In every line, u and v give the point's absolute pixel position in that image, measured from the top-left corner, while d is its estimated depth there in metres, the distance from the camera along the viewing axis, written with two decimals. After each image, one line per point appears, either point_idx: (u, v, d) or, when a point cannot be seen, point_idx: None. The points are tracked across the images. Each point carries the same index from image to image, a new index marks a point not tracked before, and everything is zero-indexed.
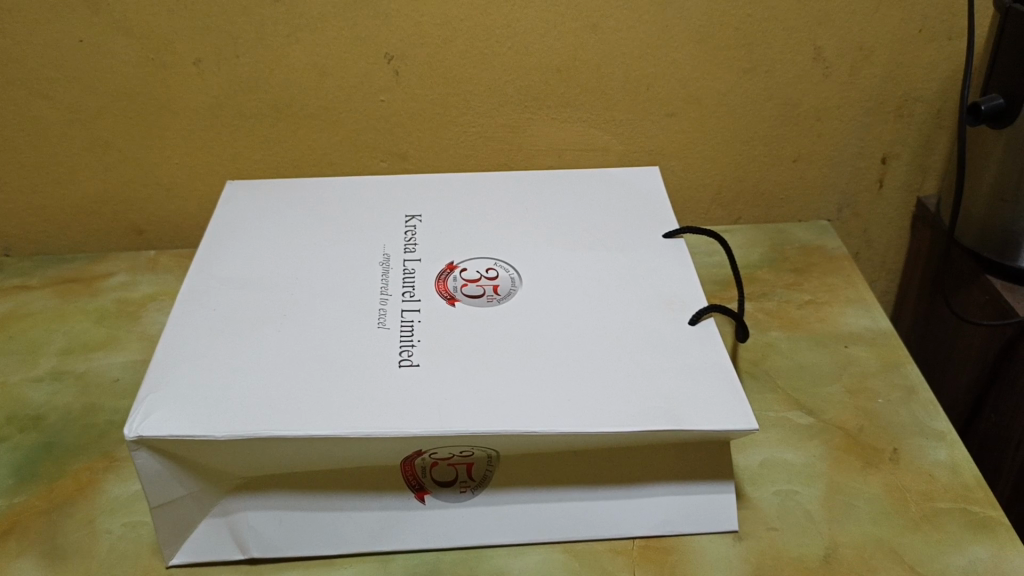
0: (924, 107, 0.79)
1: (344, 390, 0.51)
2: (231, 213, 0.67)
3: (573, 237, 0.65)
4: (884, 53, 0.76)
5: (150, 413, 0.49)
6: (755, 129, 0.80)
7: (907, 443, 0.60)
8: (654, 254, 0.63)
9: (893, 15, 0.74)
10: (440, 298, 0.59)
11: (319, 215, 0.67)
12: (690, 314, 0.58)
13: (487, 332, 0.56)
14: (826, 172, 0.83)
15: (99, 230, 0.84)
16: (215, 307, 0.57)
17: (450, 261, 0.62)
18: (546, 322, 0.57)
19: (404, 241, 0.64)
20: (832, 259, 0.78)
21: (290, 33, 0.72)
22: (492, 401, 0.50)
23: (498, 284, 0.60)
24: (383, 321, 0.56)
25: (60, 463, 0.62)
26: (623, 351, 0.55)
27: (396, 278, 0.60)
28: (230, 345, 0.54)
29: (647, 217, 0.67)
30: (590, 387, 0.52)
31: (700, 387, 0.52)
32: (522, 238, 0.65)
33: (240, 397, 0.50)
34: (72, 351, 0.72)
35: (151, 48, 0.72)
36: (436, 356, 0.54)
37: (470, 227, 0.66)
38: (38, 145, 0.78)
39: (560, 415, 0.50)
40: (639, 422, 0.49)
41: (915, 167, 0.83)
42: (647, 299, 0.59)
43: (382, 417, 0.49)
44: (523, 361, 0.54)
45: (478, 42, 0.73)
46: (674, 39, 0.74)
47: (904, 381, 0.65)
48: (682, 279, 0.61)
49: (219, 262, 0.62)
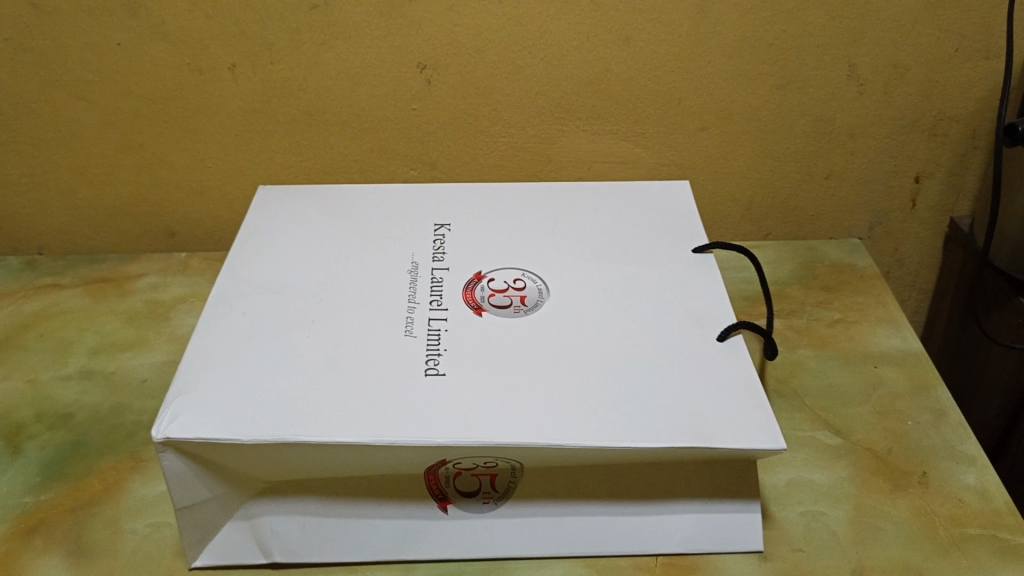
0: (959, 126, 0.78)
1: (370, 397, 0.51)
2: (262, 219, 0.68)
3: (602, 250, 0.65)
4: (920, 71, 0.75)
5: (178, 415, 0.49)
6: (786, 145, 0.79)
7: (937, 466, 0.59)
8: (682, 269, 0.63)
9: (930, 33, 0.73)
10: (467, 308, 0.59)
11: (348, 222, 0.68)
12: (718, 330, 0.57)
13: (513, 343, 0.56)
14: (858, 189, 0.82)
15: (131, 231, 0.85)
16: (244, 312, 0.58)
17: (477, 271, 0.62)
18: (573, 334, 0.57)
19: (433, 250, 0.65)
20: (862, 277, 0.77)
21: (324, 41, 0.73)
22: (516, 413, 0.50)
23: (525, 295, 0.60)
24: (410, 330, 0.56)
25: (87, 462, 0.62)
26: (650, 365, 0.54)
27: (424, 287, 0.60)
28: (258, 350, 0.55)
29: (676, 231, 0.67)
30: (615, 401, 0.52)
31: (726, 405, 0.52)
32: (550, 249, 0.65)
33: (267, 401, 0.51)
34: (102, 351, 0.73)
35: (188, 54, 0.73)
36: (462, 366, 0.54)
37: (499, 237, 0.66)
38: (74, 147, 0.79)
39: (586, 429, 0.50)
40: (664, 438, 0.49)
41: (948, 187, 0.82)
42: (675, 314, 0.59)
43: (407, 425, 0.49)
44: (549, 373, 0.53)
45: (510, 53, 0.73)
46: (707, 53, 0.73)
47: (934, 403, 0.64)
48: (710, 294, 0.60)
49: (249, 267, 0.62)
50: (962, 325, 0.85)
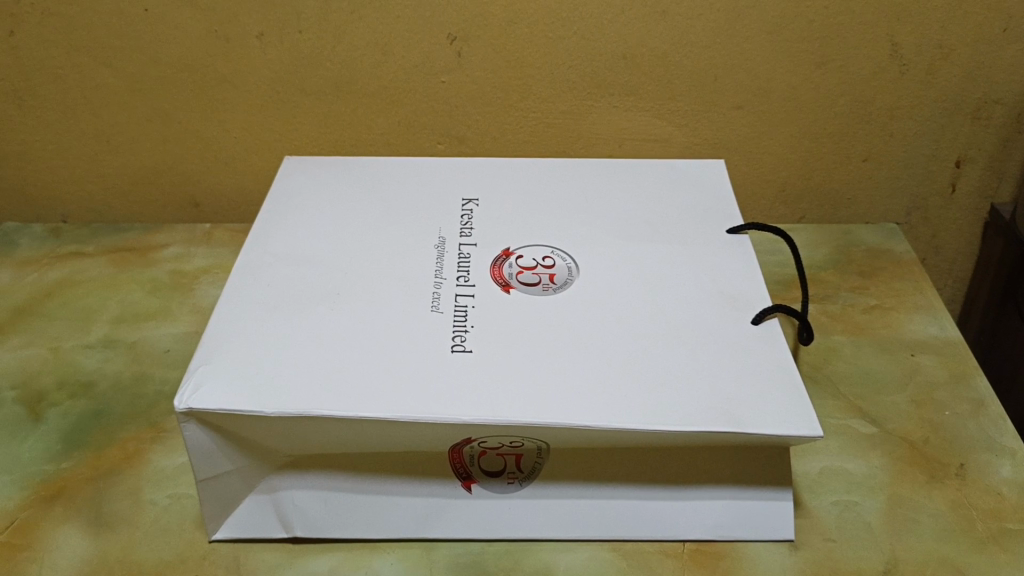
0: (1004, 109, 0.76)
1: (396, 372, 0.50)
2: (287, 190, 0.67)
3: (633, 229, 0.63)
4: (966, 51, 0.72)
5: (200, 385, 0.49)
6: (823, 125, 0.77)
7: (975, 458, 0.58)
8: (717, 249, 0.61)
9: (978, 13, 0.70)
10: (495, 285, 0.57)
11: (374, 195, 0.67)
12: (753, 313, 0.56)
13: (542, 321, 0.54)
14: (897, 173, 0.80)
15: (155, 201, 0.84)
16: (268, 284, 0.57)
17: (506, 248, 0.61)
18: (604, 314, 0.55)
19: (461, 225, 0.63)
20: (900, 263, 0.75)
21: (353, 10, 0.71)
22: (544, 393, 0.49)
23: (554, 273, 0.59)
24: (436, 305, 0.55)
25: (109, 431, 0.62)
26: (682, 348, 0.53)
27: (451, 263, 0.59)
28: (282, 322, 0.54)
29: (711, 210, 0.65)
30: (647, 384, 0.50)
31: (760, 390, 0.50)
32: (581, 226, 0.63)
33: (292, 374, 0.50)
34: (125, 320, 0.72)
35: (216, 21, 0.72)
36: (490, 343, 0.52)
37: (530, 214, 0.65)
38: (100, 113, 0.78)
39: (616, 410, 0.48)
40: (697, 422, 0.48)
41: (990, 173, 0.80)
42: (709, 296, 0.57)
43: (433, 401, 0.48)
44: (579, 352, 0.52)
45: (543, 25, 0.72)
46: (746, 29, 0.71)
47: (973, 394, 0.62)
48: (746, 277, 0.59)
49: (275, 237, 0.61)
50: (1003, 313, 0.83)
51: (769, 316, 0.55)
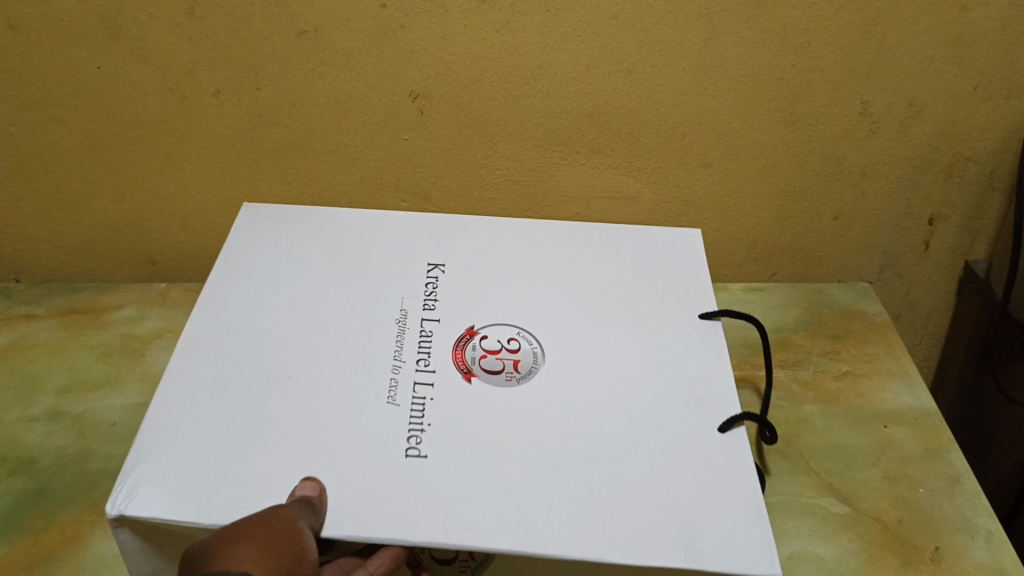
0: (977, 167, 0.74)
1: (351, 484, 0.48)
2: (245, 246, 0.64)
3: (595, 310, 0.61)
4: (937, 109, 0.71)
5: (135, 489, 0.47)
6: (794, 183, 0.76)
7: (950, 541, 0.56)
8: (681, 342, 0.59)
9: (950, 71, 0.69)
10: (456, 372, 0.55)
11: (336, 254, 0.64)
12: (720, 420, 0.54)
13: (493, 421, 0.52)
14: (869, 230, 0.79)
15: (113, 259, 0.82)
16: (218, 363, 0.54)
17: (471, 325, 0.58)
18: (558, 416, 0.53)
19: (424, 297, 0.61)
20: (872, 325, 0.73)
21: (312, 68, 0.69)
22: (499, 513, 0.47)
23: (519, 359, 0.57)
24: (392, 397, 0.53)
25: (47, 513, 0.59)
26: (636, 459, 0.51)
27: (410, 342, 0.57)
28: (230, 413, 0.51)
29: (680, 295, 0.63)
30: (596, 503, 0.48)
31: (714, 519, 0.48)
32: (541, 301, 0.61)
33: (238, 481, 0.48)
34: (72, 389, 0.70)
35: (170, 79, 0.70)
36: (444, 444, 0.51)
37: (488, 286, 0.62)
38: (52, 171, 0.76)
39: (571, 535, 0.47)
40: (646, 554, 0.46)
41: (964, 230, 0.78)
42: (667, 399, 0.55)
43: (388, 522, 0.46)
44: (536, 458, 0.50)
45: (507, 84, 0.70)
46: (714, 88, 0.70)
47: (948, 470, 0.60)
48: (712, 380, 0.57)
49: (228, 304, 0.59)
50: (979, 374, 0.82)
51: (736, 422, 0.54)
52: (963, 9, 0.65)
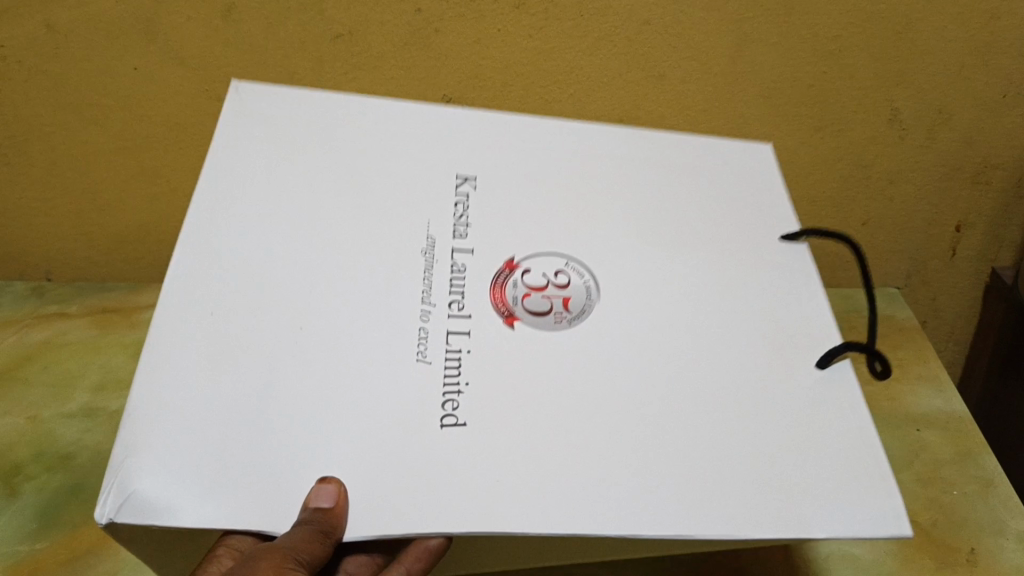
0: (1004, 174, 0.75)
1: (380, 464, 0.43)
2: (227, 164, 0.53)
3: (678, 241, 0.56)
4: (966, 116, 0.72)
5: (127, 486, 0.40)
6: (821, 188, 0.76)
7: (985, 542, 0.56)
8: (769, 276, 0.55)
9: (978, 79, 0.69)
10: (495, 316, 0.50)
11: (340, 180, 0.55)
12: (816, 358, 0.51)
13: (563, 354, 0.49)
14: (896, 236, 0.80)
15: (144, 259, 0.84)
16: (211, 314, 0.47)
17: (509, 258, 0.53)
18: (642, 365, 0.49)
19: (454, 221, 0.54)
20: (902, 329, 0.73)
21: (346, 72, 0.70)
22: (574, 474, 0.43)
23: (569, 297, 0.51)
24: (421, 354, 0.47)
25: (86, 508, 0.60)
26: (735, 411, 0.48)
27: (441, 283, 0.51)
28: (229, 379, 0.44)
29: (764, 235, 0.58)
30: (698, 471, 0.44)
31: (832, 480, 0.45)
32: (598, 228, 0.56)
33: (249, 458, 0.42)
34: (107, 387, 0.71)
35: (205, 82, 0.71)
36: (482, 410, 0.45)
37: (549, 204, 0.56)
38: (86, 173, 0.77)
39: (643, 509, 0.43)
40: (762, 519, 0.43)
41: (990, 237, 0.79)
42: (761, 341, 0.51)
43: (427, 513, 0.41)
44: (589, 428, 0.45)
45: (539, 87, 0.70)
46: (744, 93, 0.70)
47: (980, 473, 0.61)
48: (806, 319, 0.53)
49: (219, 232, 0.50)
50: (1002, 385, 0.82)
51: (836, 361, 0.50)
52: (992, 18, 0.66)
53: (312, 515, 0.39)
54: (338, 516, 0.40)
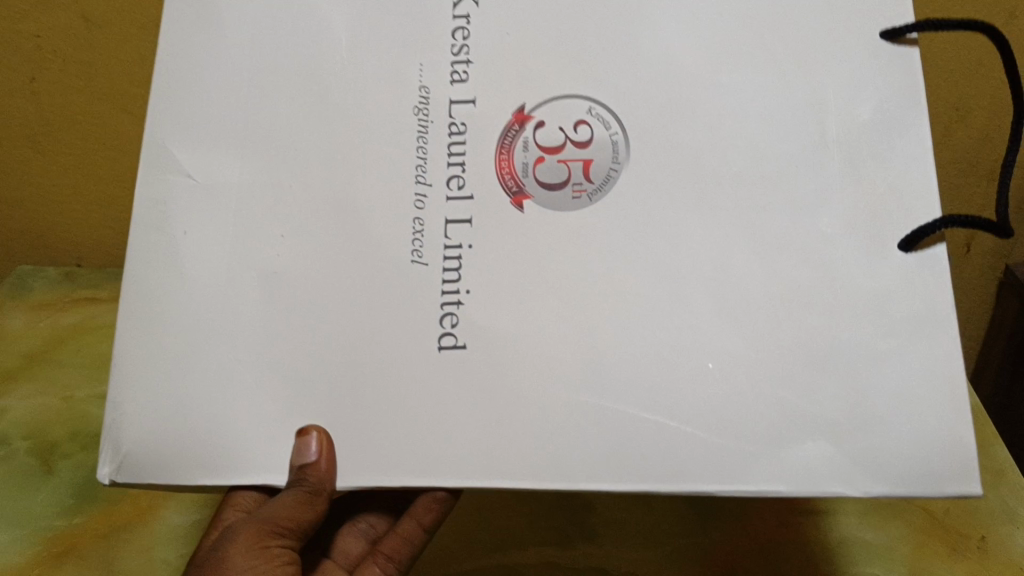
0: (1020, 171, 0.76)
1: (368, 403, 0.44)
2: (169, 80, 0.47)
3: (737, 93, 0.44)
4: (983, 113, 0.73)
5: (120, 445, 0.45)
6: None
7: (995, 530, 0.60)
8: (853, 130, 0.43)
9: (995, 76, 0.70)
10: (504, 194, 0.45)
11: (301, 62, 0.47)
12: (901, 237, 0.42)
13: (592, 235, 0.44)
14: None
15: None
16: (184, 233, 0.46)
17: (518, 105, 0.45)
18: (663, 255, 0.43)
19: (453, 58, 0.46)
20: None
21: None
22: (559, 413, 0.42)
23: (591, 160, 0.45)
24: (418, 254, 0.45)
25: None
26: (781, 313, 0.42)
27: (438, 151, 0.45)
28: (204, 314, 0.45)
29: (857, 34, 0.44)
30: (714, 383, 0.42)
31: (886, 397, 0.41)
32: (651, 89, 0.44)
33: (234, 408, 0.44)
34: None
35: None
36: (484, 327, 0.43)
37: (583, 64, 0.45)
38: (117, 161, 0.79)
39: (638, 458, 0.42)
40: (790, 446, 0.41)
41: (1005, 233, 0.80)
42: (837, 224, 0.42)
43: (413, 465, 0.43)
44: (608, 349, 0.42)
45: None
46: None
47: (993, 464, 0.63)
48: (901, 175, 0.42)
49: (189, 142, 0.47)
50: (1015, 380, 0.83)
51: (926, 242, 0.41)
52: (1011, 17, 0.67)
53: (298, 472, 0.42)
54: (324, 465, 0.42)
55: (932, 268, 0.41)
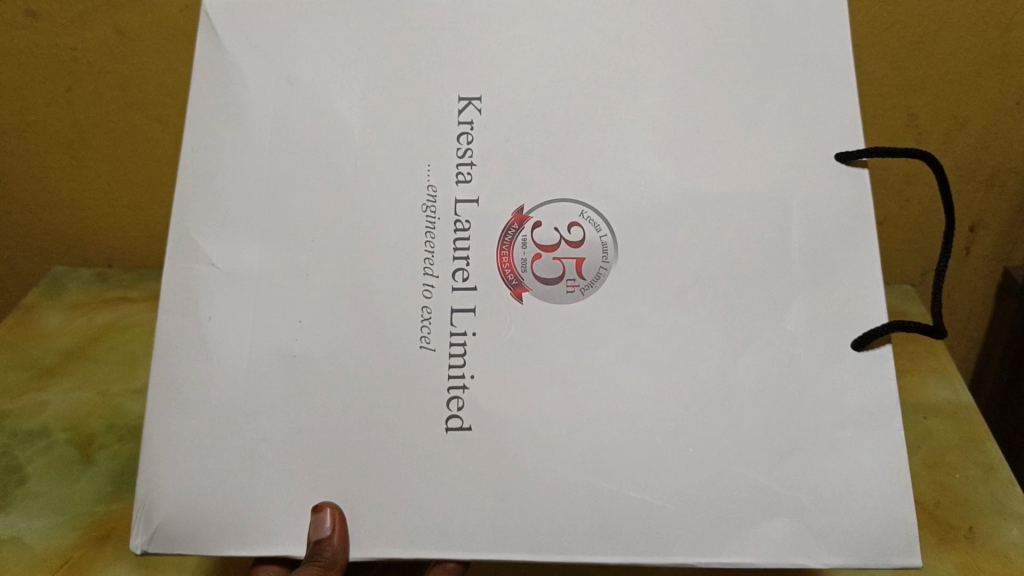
0: (1018, 178, 0.78)
1: (380, 478, 0.49)
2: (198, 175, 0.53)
3: (721, 156, 0.51)
4: (981, 123, 0.75)
5: (153, 516, 0.50)
6: None
7: (984, 523, 0.63)
8: (813, 242, 0.50)
9: (993, 87, 0.72)
10: (505, 286, 0.51)
11: (324, 137, 0.53)
12: (854, 338, 0.49)
13: (587, 303, 0.50)
14: (913, 235, 0.83)
15: None
16: (209, 319, 0.51)
17: (518, 208, 0.52)
18: (646, 337, 0.50)
19: (458, 161, 0.52)
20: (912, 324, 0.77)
21: None
22: (554, 491, 0.48)
23: (583, 261, 0.51)
24: (426, 340, 0.50)
25: None
26: (753, 401, 0.49)
27: (444, 248, 0.51)
28: (230, 396, 0.50)
29: (828, 113, 0.51)
30: (688, 463, 0.48)
31: (839, 475, 0.48)
32: (638, 202, 0.51)
33: (258, 485, 0.49)
34: None
35: None
36: (488, 409, 0.49)
37: (593, 136, 0.52)
38: (148, 166, 0.82)
39: (623, 533, 0.48)
40: (767, 519, 0.47)
41: (1004, 238, 0.82)
42: (797, 323, 0.49)
43: (425, 538, 0.48)
44: (601, 428, 0.49)
45: None
46: None
47: (982, 459, 0.66)
48: (854, 285, 0.50)
49: (215, 238, 0.52)
50: (1015, 382, 0.85)
51: (875, 343, 0.49)
52: (1007, 29, 0.68)
53: (314, 547, 0.46)
54: (336, 541, 0.46)
55: (878, 363, 0.49)
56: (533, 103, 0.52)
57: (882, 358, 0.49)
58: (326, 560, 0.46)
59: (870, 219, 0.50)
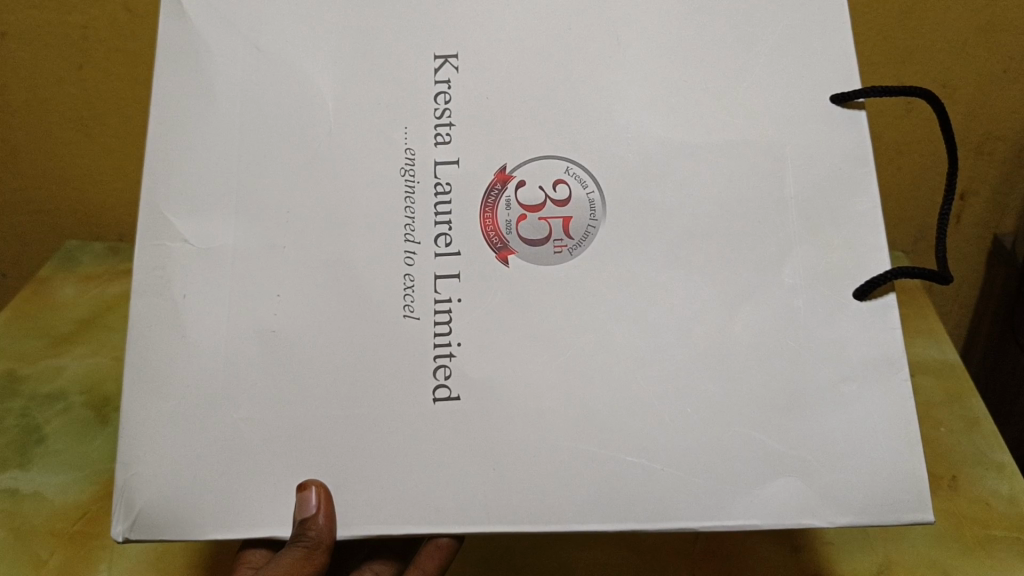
0: (1006, 146, 0.80)
1: (367, 451, 0.51)
2: (166, 152, 0.54)
3: (705, 119, 0.53)
4: (968, 91, 0.76)
5: (134, 503, 0.51)
6: None
7: (968, 472, 0.70)
8: (804, 194, 0.52)
9: (979, 55, 0.74)
10: (490, 250, 0.53)
11: (315, 105, 0.54)
12: (856, 287, 0.51)
13: (581, 261, 0.52)
14: (905, 204, 0.85)
15: None
16: (184, 297, 0.53)
17: (500, 168, 0.53)
18: (635, 297, 0.52)
19: (437, 121, 0.54)
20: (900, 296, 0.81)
21: None
22: (545, 449, 0.50)
23: (569, 219, 0.53)
24: (409, 309, 0.52)
25: None
26: (742, 360, 0.51)
27: (426, 213, 0.53)
28: (208, 374, 0.52)
29: (814, 80, 0.53)
30: (668, 424, 0.50)
31: (821, 440, 0.50)
32: (625, 153, 0.53)
33: (242, 464, 0.51)
34: None
35: None
36: (474, 374, 0.51)
37: (581, 98, 0.54)
38: None
39: (603, 509, 0.49)
40: (765, 484, 0.49)
41: (992, 206, 0.84)
42: (796, 274, 0.51)
43: (413, 515, 0.50)
44: (598, 380, 0.51)
45: None
46: None
47: (968, 414, 0.73)
48: (849, 227, 0.51)
49: (187, 217, 0.53)
50: (998, 353, 0.90)
51: (878, 292, 0.51)
52: None
53: (300, 526, 0.48)
54: (322, 520, 0.48)
55: (882, 312, 0.51)
56: (525, 66, 0.54)
57: (885, 306, 0.51)
58: (312, 539, 0.48)
59: (868, 163, 0.52)
